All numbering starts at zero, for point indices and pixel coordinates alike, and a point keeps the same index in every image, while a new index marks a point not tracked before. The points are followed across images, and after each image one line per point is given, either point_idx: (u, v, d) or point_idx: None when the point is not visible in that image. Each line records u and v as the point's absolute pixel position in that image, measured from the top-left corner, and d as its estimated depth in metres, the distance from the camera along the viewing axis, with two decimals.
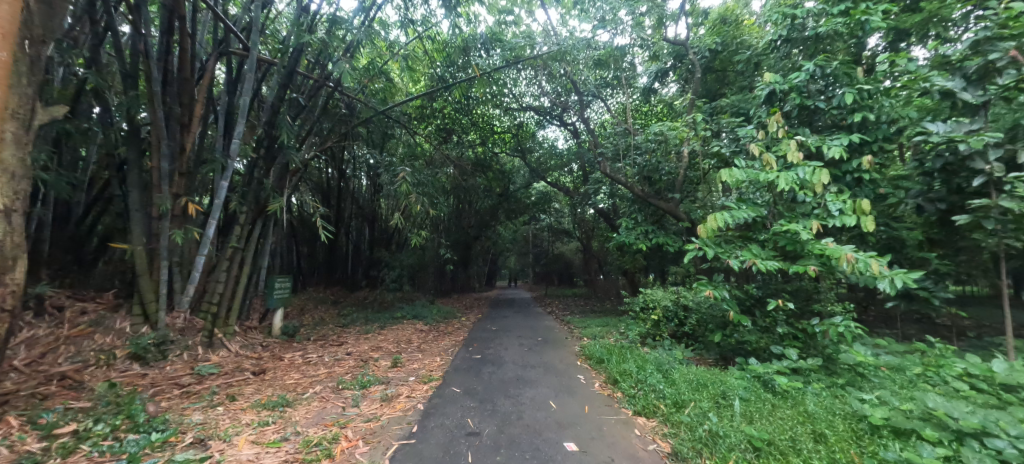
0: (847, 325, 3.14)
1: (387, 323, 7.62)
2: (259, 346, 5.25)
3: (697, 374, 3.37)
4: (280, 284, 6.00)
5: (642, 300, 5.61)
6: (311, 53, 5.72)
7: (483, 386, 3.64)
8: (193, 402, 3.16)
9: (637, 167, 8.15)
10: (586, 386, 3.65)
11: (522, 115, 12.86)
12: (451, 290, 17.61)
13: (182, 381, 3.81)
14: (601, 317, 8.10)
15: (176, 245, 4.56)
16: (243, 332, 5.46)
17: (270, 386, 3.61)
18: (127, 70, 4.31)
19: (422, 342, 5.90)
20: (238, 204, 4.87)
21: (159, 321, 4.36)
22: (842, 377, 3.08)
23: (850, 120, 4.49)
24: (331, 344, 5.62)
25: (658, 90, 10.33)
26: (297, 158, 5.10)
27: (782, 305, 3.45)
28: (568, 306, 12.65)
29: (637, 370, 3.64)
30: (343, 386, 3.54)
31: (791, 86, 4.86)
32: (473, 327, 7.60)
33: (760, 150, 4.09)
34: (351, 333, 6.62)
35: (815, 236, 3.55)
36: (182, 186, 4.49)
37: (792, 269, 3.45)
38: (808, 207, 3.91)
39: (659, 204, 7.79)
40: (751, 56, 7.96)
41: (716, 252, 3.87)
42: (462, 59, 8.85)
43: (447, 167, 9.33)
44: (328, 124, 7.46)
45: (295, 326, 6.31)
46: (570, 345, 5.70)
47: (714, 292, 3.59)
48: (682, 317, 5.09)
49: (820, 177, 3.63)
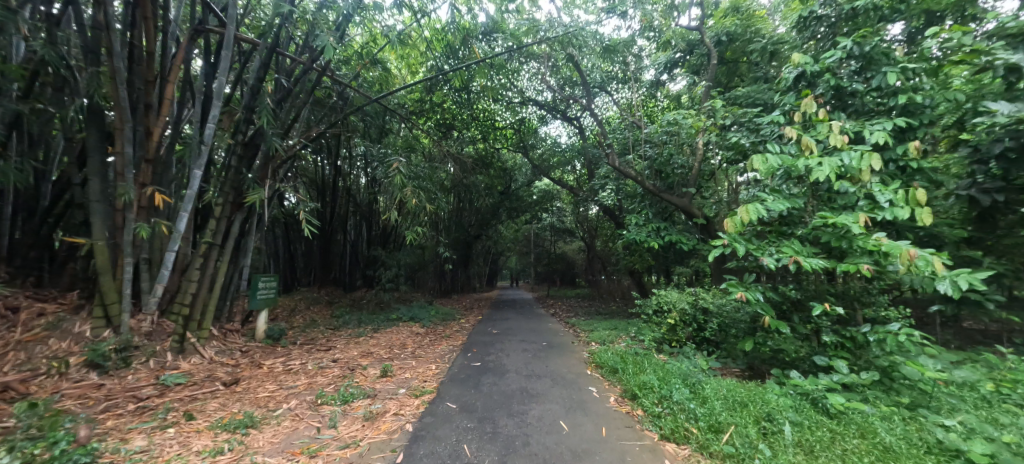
0: (909, 334, 2.68)
1: (382, 325, 7.17)
2: (237, 352, 4.79)
3: (733, 390, 2.90)
4: (264, 285, 5.55)
5: (655, 302, 5.15)
6: (296, 32, 5.24)
7: (482, 401, 3.17)
8: (142, 421, 2.70)
9: (647, 161, 7.72)
10: (599, 402, 3.18)
11: (524, 110, 12.39)
12: (451, 290, 17.15)
13: (143, 393, 3.37)
14: (609, 320, 7.63)
15: (143, 240, 4.11)
16: (222, 336, 5.01)
17: (239, 400, 3.15)
18: (88, 44, 3.86)
19: (417, 346, 5.45)
20: (212, 195, 4.42)
21: (122, 326, 3.90)
22: (907, 396, 2.61)
23: (893, 103, 4.02)
24: (318, 350, 5.16)
25: (667, 82, 9.85)
26: (279, 145, 4.64)
27: (829, 309, 2.98)
28: (574, 307, 12.37)
29: (659, 383, 3.17)
30: (321, 401, 3.08)
31: (824, 66, 4.39)
32: (473, 330, 7.11)
33: (796, 134, 3.60)
34: (342, 336, 6.17)
35: (864, 231, 3.08)
36: (148, 174, 4.04)
37: (839, 269, 2.98)
38: (852, 198, 3.43)
39: (672, 199, 7.26)
40: (766, 44, 7.72)
41: (747, 249, 3.40)
42: (462, 48, 8.39)
43: (446, 162, 8.89)
44: (318, 114, 7.00)
45: (281, 329, 5.86)
46: (577, 351, 5.24)
47: (747, 295, 3.15)
48: (702, 321, 4.64)
49: (869, 163, 3.15)
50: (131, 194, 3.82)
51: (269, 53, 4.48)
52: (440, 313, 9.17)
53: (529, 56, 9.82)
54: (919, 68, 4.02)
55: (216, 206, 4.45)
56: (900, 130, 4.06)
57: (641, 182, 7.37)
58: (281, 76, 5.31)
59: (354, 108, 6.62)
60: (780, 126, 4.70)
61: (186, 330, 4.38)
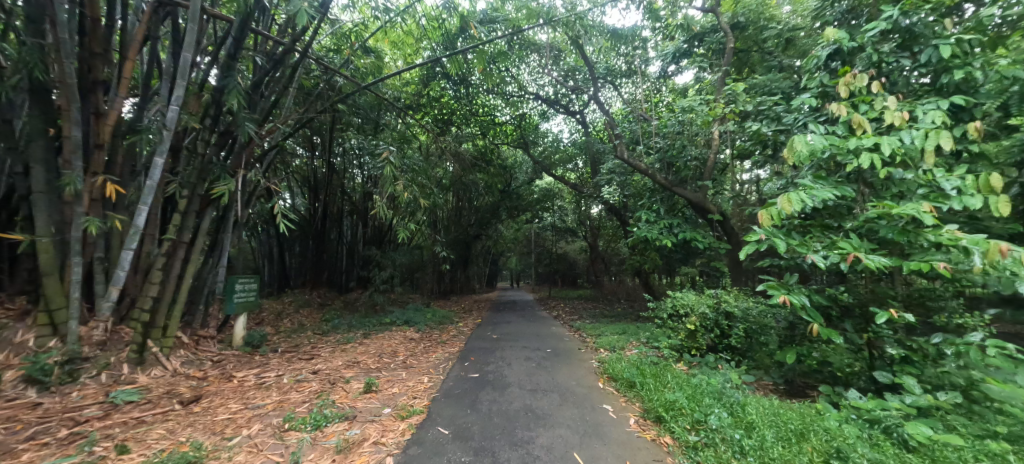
0: (1002, 347, 2.18)
1: (373, 329, 6.67)
2: (207, 362, 4.30)
3: (783, 414, 2.41)
4: (242, 287, 5.07)
5: (671, 305, 4.63)
6: (276, 9, 4.76)
7: (480, 426, 2.68)
8: (65, 455, 2.21)
9: (656, 153, 7.23)
10: (619, 426, 2.69)
11: (526, 106, 11.94)
12: (450, 292, 16.62)
13: (85, 414, 2.88)
14: (617, 324, 7.13)
15: (95, 237, 3.61)
16: (192, 344, 4.51)
17: (192, 424, 2.65)
18: (31, 12, 3.37)
19: (410, 355, 4.95)
20: (176, 187, 3.92)
21: (69, 335, 3.40)
22: (1005, 425, 2.11)
23: (945, 80, 3.53)
24: (299, 359, 4.66)
25: (674, 74, 9.41)
26: (253, 132, 4.15)
27: (895, 316, 2.48)
28: (576, 309, 11.87)
29: (689, 402, 2.68)
30: (289, 426, 2.59)
31: (863, 42, 3.92)
32: (471, 335, 6.61)
33: (844, 111, 3.10)
34: (329, 343, 5.65)
35: (934, 223, 2.58)
36: (100, 161, 3.55)
37: (906, 268, 2.48)
38: (911, 186, 2.93)
39: (686, 194, 6.75)
40: (782, 32, 7.29)
41: (788, 245, 2.91)
42: (461, 37, 7.95)
43: (444, 159, 8.40)
44: (305, 103, 6.51)
45: (261, 336, 5.37)
46: (586, 360, 4.74)
47: (792, 299, 2.68)
48: (726, 326, 4.16)
49: (936, 141, 2.64)
50: (78, 184, 3.32)
51: (240, 28, 3.98)
52: (437, 316, 8.67)
53: (530, 47, 9.40)
54: (975, 40, 3.54)
55: (181, 198, 3.94)
56: (955, 111, 3.57)
57: (651, 175, 6.87)
58: (259, 56, 4.82)
59: (342, 96, 6.13)
60: (813, 109, 4.21)
61: (147, 338, 3.88)
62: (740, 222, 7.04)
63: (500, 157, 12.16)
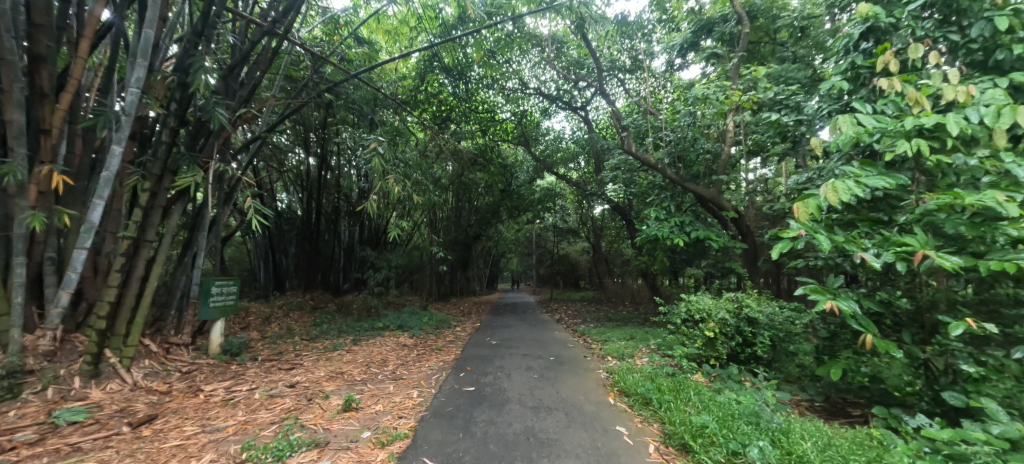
0: None
1: (364, 335, 6.24)
2: (175, 373, 3.88)
3: (843, 446, 1.97)
4: (219, 290, 4.65)
5: (685, 310, 4.19)
6: None
7: (474, 454, 2.28)
8: None
9: (666, 147, 6.77)
10: (637, 456, 2.27)
11: (526, 103, 11.57)
12: (448, 294, 16.16)
13: (16, 439, 2.43)
14: (624, 329, 6.69)
15: (41, 235, 3.20)
16: (160, 354, 4.09)
17: (132, 455, 2.23)
18: None
19: (400, 364, 4.54)
20: (137, 179, 3.50)
21: (10, 345, 2.96)
22: None
23: (1003, 56, 3.12)
24: (279, 368, 4.25)
25: (680, 68, 8.99)
26: (223, 119, 3.75)
27: (975, 327, 2.04)
28: (580, 312, 11.43)
29: (722, 428, 2.25)
30: (247, 457, 2.16)
31: (906, 16, 3.48)
32: (469, 341, 6.19)
33: (897, 86, 2.65)
34: (315, 350, 5.24)
35: (1016, 214, 2.15)
36: (47, 148, 3.13)
37: (985, 268, 2.03)
38: (976, 174, 2.49)
39: (699, 189, 6.31)
40: (797, 20, 6.92)
41: (833, 242, 2.48)
42: (459, 27, 7.57)
43: (445, 159, 8.01)
44: (290, 93, 6.10)
45: (240, 342, 4.95)
46: (593, 370, 4.32)
47: (843, 305, 2.28)
48: (749, 334, 3.75)
49: (1013, 118, 2.21)
50: (19, 173, 2.91)
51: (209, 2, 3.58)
52: (433, 319, 8.23)
53: (531, 40, 9.05)
54: None
55: (143, 191, 3.53)
56: (1012, 91, 3.16)
57: (661, 170, 6.42)
58: (236, 38, 4.44)
59: (330, 86, 5.73)
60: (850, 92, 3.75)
61: (105, 348, 3.47)
62: (755, 222, 6.62)
63: (500, 156, 11.75)
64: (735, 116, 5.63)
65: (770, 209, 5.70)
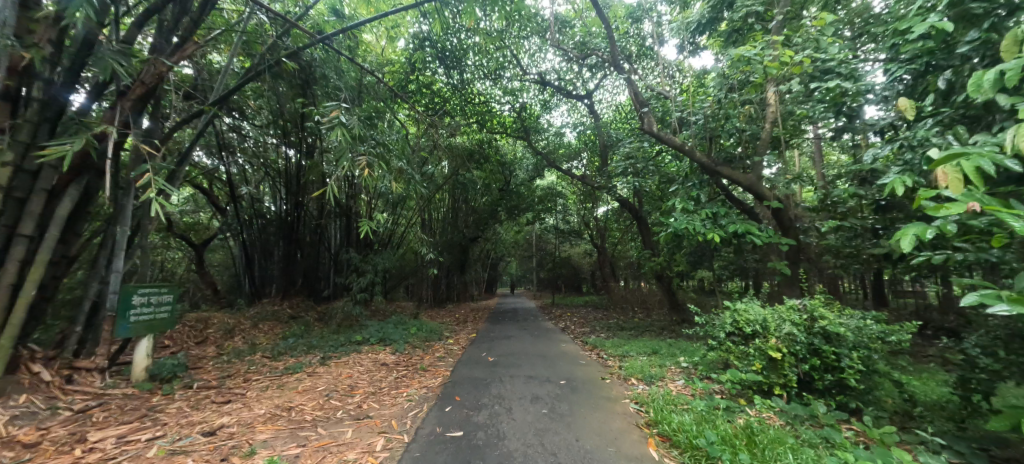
0: None
1: (337, 351, 5.26)
2: (63, 412, 2.88)
3: None
4: (146, 300, 3.65)
5: (731, 321, 3.26)
6: None
7: None
8: None
9: (691, 128, 5.81)
10: None
11: (527, 94, 10.54)
12: (443, 300, 15.05)
13: None
14: (643, 342, 5.70)
15: None
16: (50, 386, 3.10)
17: None
18: None
19: (370, 393, 3.56)
20: None
21: None
22: None
23: None
24: (211, 402, 3.26)
25: (689, 55, 8.00)
26: (122, 71, 2.75)
27: None
28: (587, 319, 10.39)
29: None
30: None
31: None
32: (462, 358, 5.21)
33: None
34: (269, 372, 4.26)
35: None
36: None
37: None
38: None
39: (732, 175, 5.36)
40: None
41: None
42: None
43: (437, 151, 6.97)
44: (248, 65, 5.14)
45: (175, 364, 3.99)
46: (618, 400, 3.34)
47: None
48: (830, 356, 2.81)
49: None
50: None
51: None
52: (422, 330, 7.23)
53: (530, 20, 8.06)
54: None
55: None
56: None
57: (687, 153, 5.47)
58: None
59: (292, 53, 4.75)
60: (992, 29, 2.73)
61: None
62: (799, 215, 5.63)
63: (497, 152, 10.72)
64: (780, 85, 4.69)
65: (824, 198, 4.74)
